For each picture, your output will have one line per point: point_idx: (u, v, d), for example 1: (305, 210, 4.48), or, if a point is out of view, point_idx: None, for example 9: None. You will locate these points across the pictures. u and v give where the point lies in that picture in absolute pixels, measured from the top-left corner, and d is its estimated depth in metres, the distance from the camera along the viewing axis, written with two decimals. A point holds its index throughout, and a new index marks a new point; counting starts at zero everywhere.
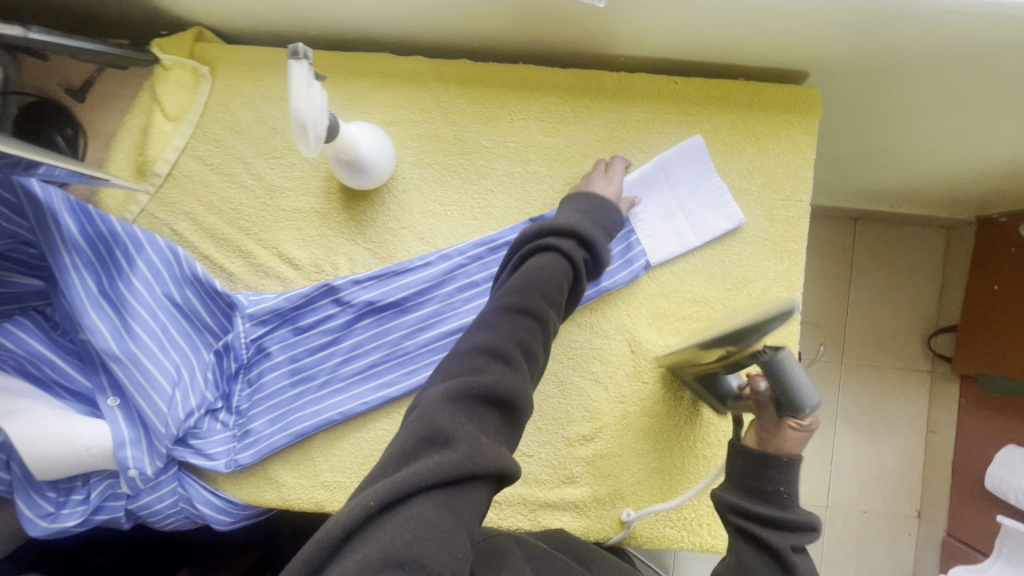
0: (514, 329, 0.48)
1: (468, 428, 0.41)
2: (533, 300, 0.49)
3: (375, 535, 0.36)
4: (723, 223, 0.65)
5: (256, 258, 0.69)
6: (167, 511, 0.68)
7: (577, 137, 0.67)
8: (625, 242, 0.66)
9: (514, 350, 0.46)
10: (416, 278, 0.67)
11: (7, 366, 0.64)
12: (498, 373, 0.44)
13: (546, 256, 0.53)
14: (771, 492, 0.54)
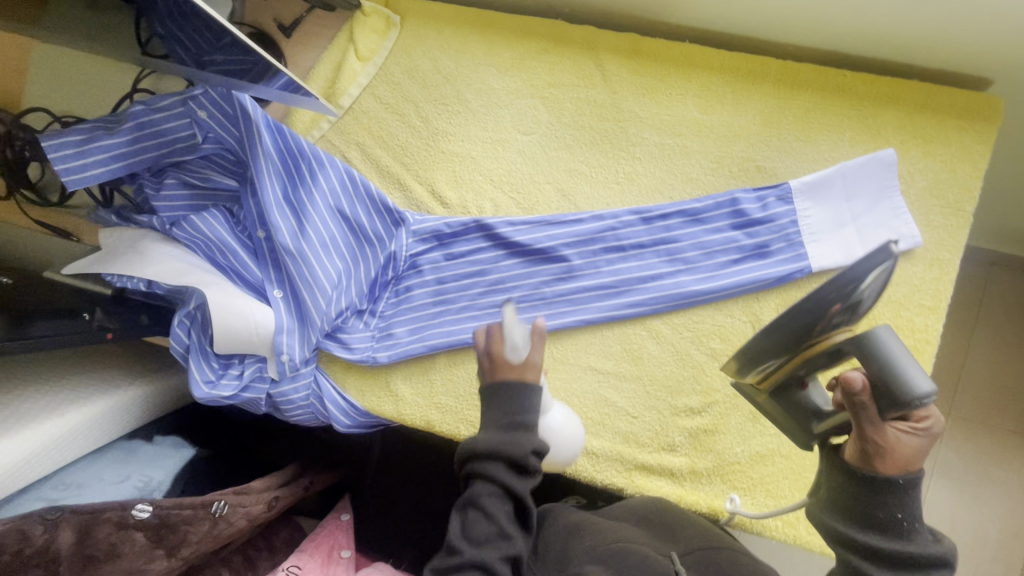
0: (485, 489, 0.56)
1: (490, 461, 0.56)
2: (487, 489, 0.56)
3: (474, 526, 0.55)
4: (895, 242, 0.64)
5: (412, 192, 0.76)
6: (300, 402, 0.75)
7: (732, 117, 0.68)
8: (787, 241, 0.66)
9: (487, 502, 0.55)
10: (570, 231, 0.71)
11: (200, 249, 0.75)
12: (490, 502, 0.55)
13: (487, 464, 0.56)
14: (887, 518, 0.48)
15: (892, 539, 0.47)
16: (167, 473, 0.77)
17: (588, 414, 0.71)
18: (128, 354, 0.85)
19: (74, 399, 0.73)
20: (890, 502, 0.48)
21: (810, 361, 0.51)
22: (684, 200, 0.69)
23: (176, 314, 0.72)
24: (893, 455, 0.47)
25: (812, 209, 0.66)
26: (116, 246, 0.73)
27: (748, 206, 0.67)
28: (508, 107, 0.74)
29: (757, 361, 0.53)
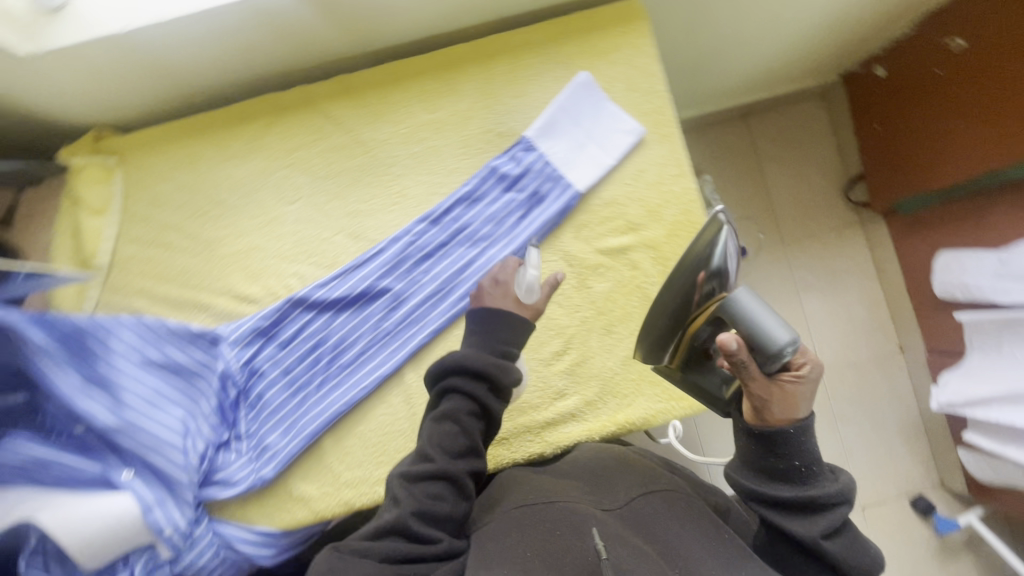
0: (463, 408, 0.60)
1: (459, 388, 0.60)
2: (462, 403, 0.60)
3: (444, 437, 0.59)
4: (626, 138, 0.75)
5: (216, 307, 0.74)
6: (210, 565, 0.70)
7: (456, 104, 0.75)
8: (551, 179, 0.75)
9: (463, 419, 0.59)
10: (376, 264, 0.74)
11: (16, 480, 0.66)
12: (465, 422, 0.59)
13: (467, 381, 0.60)
14: (784, 467, 0.53)
15: (794, 486, 0.53)
16: None
17: None
18: None
19: None
20: (781, 452, 0.53)
21: (698, 331, 0.59)
22: (455, 189, 0.75)
23: (20, 561, 0.63)
24: (779, 405, 0.52)
25: (554, 144, 0.75)
26: None
27: (505, 168, 0.75)
28: (266, 189, 0.76)
29: (654, 334, 0.62)
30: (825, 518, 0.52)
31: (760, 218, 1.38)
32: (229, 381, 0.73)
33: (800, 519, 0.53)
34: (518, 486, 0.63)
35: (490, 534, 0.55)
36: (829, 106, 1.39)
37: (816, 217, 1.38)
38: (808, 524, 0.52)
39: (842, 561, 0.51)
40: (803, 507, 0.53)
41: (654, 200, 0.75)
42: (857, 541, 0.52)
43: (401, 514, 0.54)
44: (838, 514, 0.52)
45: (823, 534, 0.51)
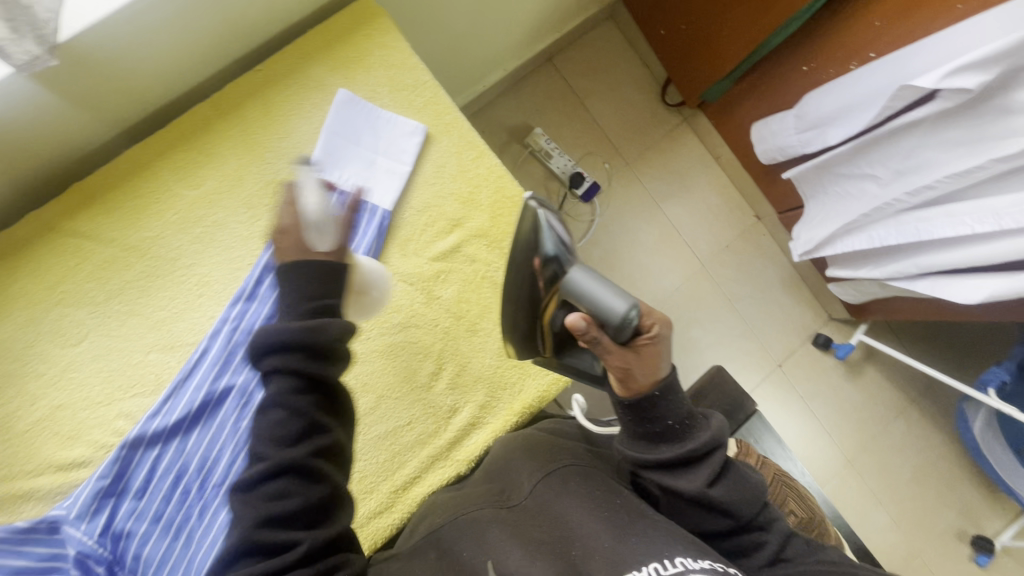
0: (294, 386, 0.47)
1: (280, 365, 0.47)
2: (291, 380, 0.47)
3: (276, 434, 0.46)
4: (413, 139, 0.72)
5: (37, 489, 0.63)
6: None
7: (221, 168, 0.69)
8: (354, 207, 0.71)
9: (298, 402, 0.46)
10: (207, 366, 0.66)
11: None
12: (301, 404, 0.47)
13: (288, 350, 0.47)
14: (659, 429, 0.56)
15: (673, 443, 0.56)
16: None
17: (382, 460, 0.70)
18: None
19: None
20: (654, 417, 0.55)
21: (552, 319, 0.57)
22: (260, 256, 0.68)
23: None
24: (642, 369, 0.55)
25: (344, 171, 0.70)
26: None
27: None
28: (44, 338, 0.65)
29: (513, 330, 0.61)
30: (706, 468, 0.55)
31: (597, 150, 1.42)
32: (92, 560, 0.59)
33: (684, 472, 0.55)
34: (438, 504, 0.64)
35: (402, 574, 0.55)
36: (613, 27, 1.45)
37: (644, 131, 1.44)
38: (692, 478, 0.55)
39: (731, 502, 0.55)
40: (685, 463, 0.55)
41: (464, 189, 0.73)
42: (739, 477, 0.56)
43: (240, 533, 0.43)
44: (716, 457, 0.56)
45: (708, 483, 0.55)
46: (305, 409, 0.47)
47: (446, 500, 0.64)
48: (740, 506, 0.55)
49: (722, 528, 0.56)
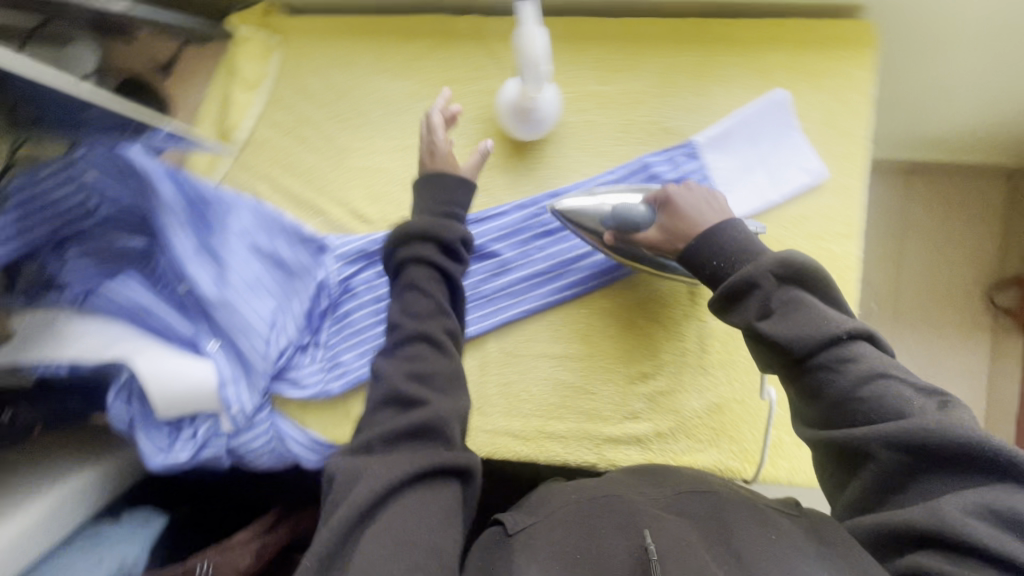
0: (421, 298, 0.57)
1: (411, 299, 0.57)
2: (412, 303, 0.57)
3: (399, 420, 0.51)
4: (802, 178, 0.66)
5: (331, 215, 0.74)
6: (263, 449, 0.74)
7: (630, 84, 0.69)
8: None
9: (432, 331, 0.55)
10: (495, 226, 0.71)
11: (124, 318, 0.71)
12: (426, 354, 0.54)
13: (417, 269, 0.58)
14: (720, 270, 0.58)
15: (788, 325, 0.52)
16: (140, 548, 0.77)
17: (549, 401, 0.72)
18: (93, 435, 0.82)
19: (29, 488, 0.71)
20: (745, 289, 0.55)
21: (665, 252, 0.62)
22: (600, 175, 0.69)
23: (110, 390, 0.69)
24: (717, 253, 0.58)
25: (720, 161, 0.67)
26: (25, 330, 0.68)
27: (660, 169, 0.68)
28: (410, 112, 0.72)
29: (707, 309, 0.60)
30: (784, 325, 0.52)
31: None
32: (325, 291, 0.73)
33: (778, 327, 0.52)
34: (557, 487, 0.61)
35: (537, 529, 0.54)
36: (1014, 188, 1.05)
37: (935, 326, 1.07)
38: (800, 338, 0.51)
39: (796, 338, 0.51)
40: (808, 336, 0.51)
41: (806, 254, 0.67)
42: (807, 321, 0.52)
43: (382, 385, 0.54)
44: (791, 322, 0.52)
45: (790, 356, 0.52)
46: (429, 350, 0.55)
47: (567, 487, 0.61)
48: (817, 354, 0.51)
49: (820, 407, 0.51)
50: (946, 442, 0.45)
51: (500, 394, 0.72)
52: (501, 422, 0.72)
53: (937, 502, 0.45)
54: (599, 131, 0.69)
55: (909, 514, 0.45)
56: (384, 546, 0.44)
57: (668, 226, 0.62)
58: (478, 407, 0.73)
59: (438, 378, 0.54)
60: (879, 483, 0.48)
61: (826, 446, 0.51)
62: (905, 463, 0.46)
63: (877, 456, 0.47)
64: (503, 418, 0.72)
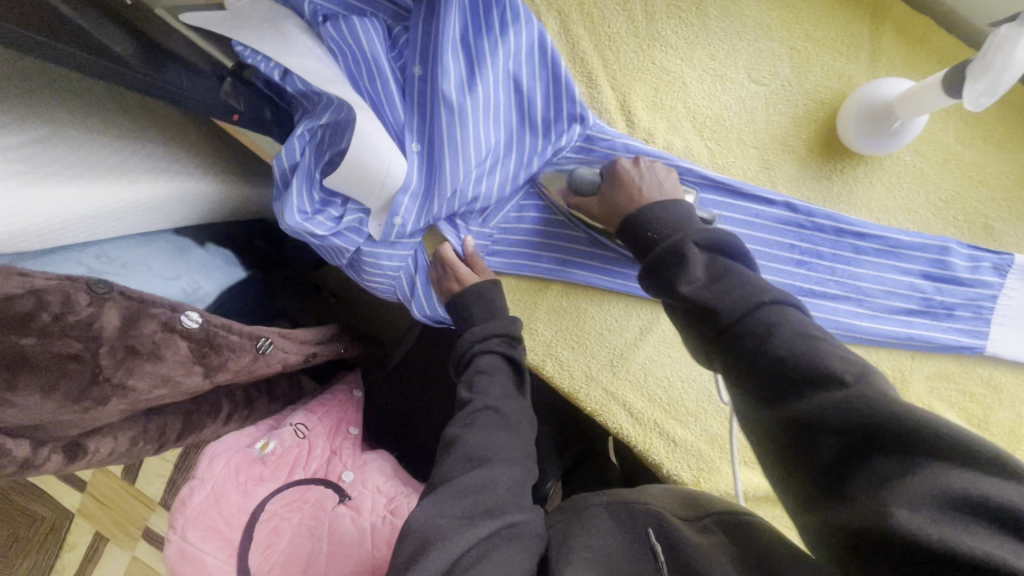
0: (504, 391, 0.58)
1: (488, 392, 0.58)
2: (487, 386, 0.58)
3: (479, 472, 0.51)
4: None
5: (600, 93, 0.65)
6: (388, 273, 0.69)
7: (988, 160, 0.60)
8: (973, 312, 0.60)
9: (499, 403, 0.57)
10: (755, 212, 0.62)
11: (346, 64, 0.62)
12: (493, 422, 0.56)
13: (488, 355, 0.60)
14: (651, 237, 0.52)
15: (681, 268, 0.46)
16: (215, 286, 0.71)
17: (683, 401, 0.67)
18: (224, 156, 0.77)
19: (156, 165, 0.66)
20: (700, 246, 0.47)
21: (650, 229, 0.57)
22: (890, 228, 0.61)
23: (300, 124, 0.60)
24: (657, 223, 0.52)
25: (1019, 292, 0.59)
26: (251, 14, 0.60)
27: (956, 262, 0.60)
28: (750, 42, 0.62)
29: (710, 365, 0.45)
30: (708, 293, 0.43)
31: None
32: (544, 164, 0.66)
33: (709, 283, 0.44)
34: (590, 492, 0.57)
35: (573, 528, 0.50)
36: None
37: None
38: (711, 289, 0.43)
39: (719, 306, 0.42)
40: (726, 291, 0.43)
41: None
42: (740, 284, 0.43)
43: (456, 457, 0.53)
44: (721, 288, 0.43)
45: (718, 324, 0.42)
46: (493, 431, 0.55)
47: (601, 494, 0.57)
48: (745, 319, 0.41)
49: (751, 379, 0.40)
50: (883, 417, 0.33)
51: (643, 366, 0.67)
52: (626, 392, 0.67)
53: (883, 494, 0.32)
54: (924, 186, 0.60)
55: (865, 514, 0.32)
56: (479, 521, 0.47)
57: (610, 199, 0.61)
58: (615, 364, 0.67)
59: (516, 402, 0.59)
60: (837, 473, 0.35)
61: (783, 431, 0.38)
62: (851, 447, 0.34)
63: (834, 434, 0.35)
64: (630, 390, 0.67)
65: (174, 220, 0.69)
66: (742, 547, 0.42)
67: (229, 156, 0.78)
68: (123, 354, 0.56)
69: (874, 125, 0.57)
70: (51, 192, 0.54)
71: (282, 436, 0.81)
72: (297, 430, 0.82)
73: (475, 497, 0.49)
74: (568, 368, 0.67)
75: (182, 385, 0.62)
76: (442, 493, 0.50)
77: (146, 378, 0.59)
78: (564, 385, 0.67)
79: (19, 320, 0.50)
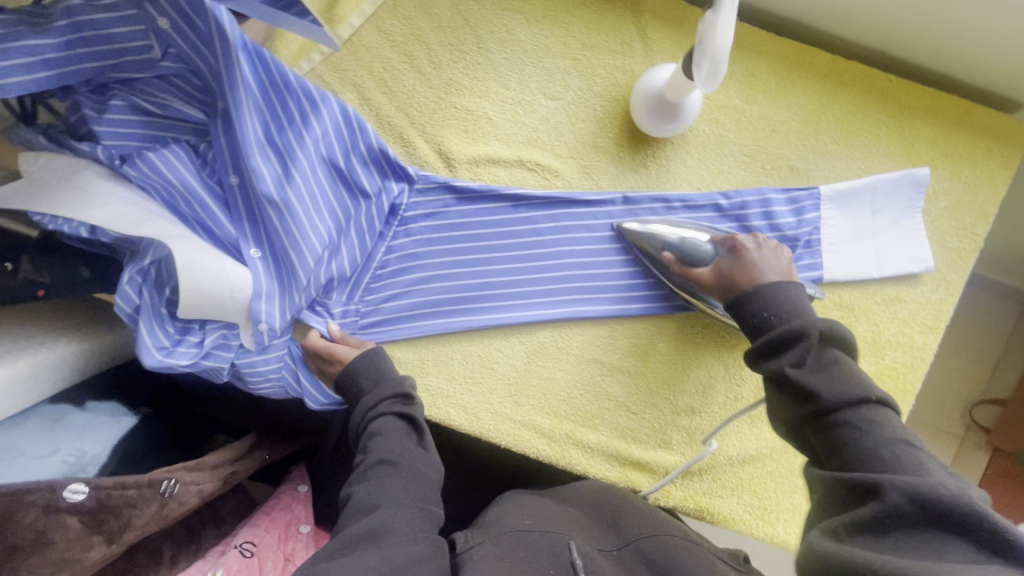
0: (402, 446, 0.58)
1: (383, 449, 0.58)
2: (380, 444, 0.58)
3: (364, 522, 0.52)
4: (910, 264, 0.64)
5: (416, 148, 0.67)
6: (270, 375, 0.68)
7: (773, 110, 0.64)
8: (805, 247, 0.64)
9: (390, 456, 0.57)
10: (588, 215, 0.66)
11: (161, 195, 0.62)
12: (385, 477, 0.56)
13: (381, 417, 0.61)
14: (758, 319, 0.54)
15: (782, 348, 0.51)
16: (104, 445, 0.69)
17: (586, 408, 0.68)
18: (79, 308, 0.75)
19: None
20: (783, 308, 0.53)
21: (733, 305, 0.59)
22: (712, 194, 0.65)
23: (126, 268, 0.59)
24: (767, 306, 0.54)
25: (835, 219, 0.64)
26: (44, 178, 0.59)
27: (778, 208, 0.64)
28: (534, 64, 0.66)
29: (777, 423, 0.51)
30: (817, 378, 0.48)
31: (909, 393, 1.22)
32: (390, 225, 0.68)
33: (815, 372, 0.48)
34: (511, 509, 0.61)
35: (487, 554, 0.54)
36: None
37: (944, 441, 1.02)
38: (817, 373, 0.48)
39: (828, 390, 0.47)
40: (835, 385, 0.47)
41: (889, 335, 0.65)
42: (842, 380, 0.47)
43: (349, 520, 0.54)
44: (824, 376, 0.48)
45: (815, 402, 0.47)
46: (384, 483, 0.55)
47: (519, 506, 0.62)
48: (845, 410, 0.46)
49: (834, 454, 0.45)
50: (969, 513, 0.37)
51: (539, 387, 0.68)
52: (532, 416, 0.69)
53: (941, 565, 0.36)
54: (728, 148, 0.65)
55: (900, 562, 0.37)
56: (372, 559, 0.49)
57: (724, 269, 0.60)
58: (514, 394, 0.69)
59: (414, 453, 0.58)
60: (860, 524, 0.40)
61: (847, 485, 0.43)
62: (921, 518, 0.39)
63: (886, 504, 0.40)
64: (535, 413, 0.68)
65: (39, 395, 0.67)
66: (649, 568, 0.55)
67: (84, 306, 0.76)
68: (3, 555, 0.55)
69: (660, 114, 0.61)
70: None
71: (226, 563, 0.79)
72: (243, 550, 0.81)
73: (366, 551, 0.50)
74: (471, 412, 0.68)
75: (83, 561, 0.60)
76: (333, 546, 0.51)
77: (39, 569, 0.58)
78: (472, 429, 0.68)
79: None
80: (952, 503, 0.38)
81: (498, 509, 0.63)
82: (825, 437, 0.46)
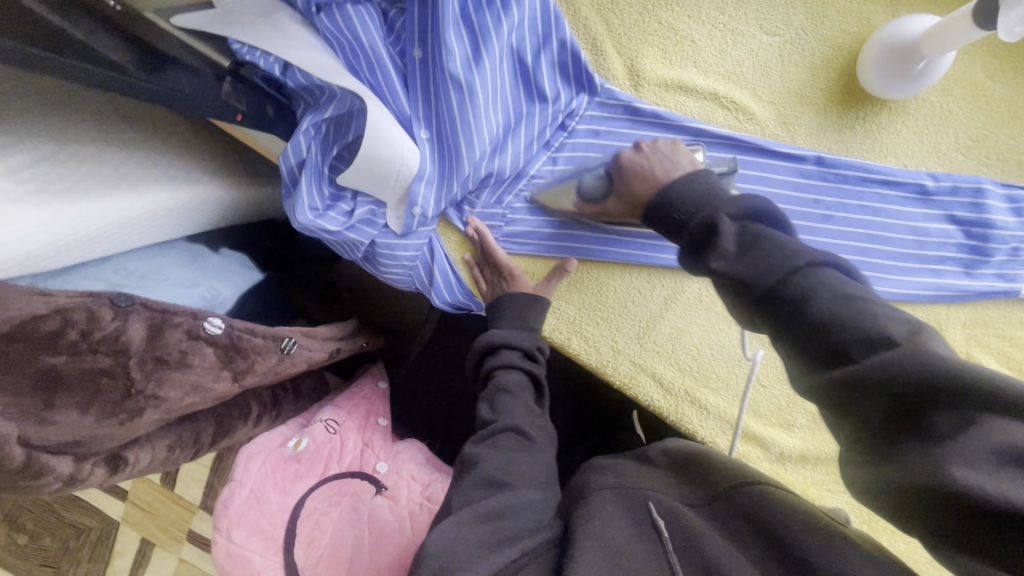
0: (530, 412, 0.61)
1: (512, 416, 0.59)
2: (509, 407, 0.60)
3: (494, 499, 0.52)
4: None
5: (606, 59, 0.63)
6: (405, 262, 0.67)
7: (1016, 94, 0.57)
8: (1005, 253, 0.59)
9: (523, 425, 0.59)
10: (783, 168, 0.60)
11: (344, 54, 0.60)
12: (512, 445, 0.57)
13: (507, 372, 0.62)
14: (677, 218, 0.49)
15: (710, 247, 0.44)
16: (234, 292, 0.71)
17: (712, 368, 0.66)
18: (228, 156, 0.76)
19: (165, 175, 0.65)
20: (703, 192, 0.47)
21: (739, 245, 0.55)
22: (922, 175, 0.58)
23: (304, 118, 0.58)
24: (692, 202, 0.48)
25: None
26: (245, 11, 0.58)
27: (991, 205, 0.58)
28: None
29: (743, 321, 0.44)
30: (744, 263, 0.41)
31: None
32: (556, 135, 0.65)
33: (739, 258, 0.42)
34: (595, 470, 0.59)
35: (582, 514, 0.51)
36: None
37: None
38: (748, 262, 0.41)
39: (755, 274, 0.40)
40: (756, 271, 0.40)
41: None
42: (774, 255, 0.40)
43: (469, 488, 0.54)
44: (749, 262, 0.41)
45: (758, 293, 0.40)
46: (514, 452, 0.57)
47: (606, 466, 0.60)
48: (782, 287, 0.39)
49: (788, 348, 0.40)
50: (936, 378, 0.33)
51: (669, 336, 0.66)
52: (653, 364, 0.66)
53: (942, 454, 0.32)
54: (953, 128, 0.58)
55: (909, 475, 0.33)
56: (500, 534, 0.49)
57: (623, 188, 0.59)
58: (641, 337, 0.66)
59: (537, 420, 0.61)
60: (866, 439, 0.36)
61: (827, 392, 0.37)
62: (907, 405, 0.34)
63: (868, 412, 0.35)
64: (658, 361, 0.66)
65: (186, 227, 0.69)
66: (749, 519, 0.48)
67: (234, 155, 0.77)
68: (151, 364, 0.56)
69: (893, 72, 0.55)
70: (60, 207, 0.53)
71: (313, 432, 0.81)
72: (328, 425, 0.83)
73: (486, 520, 0.50)
74: (593, 345, 0.66)
75: (211, 391, 0.62)
76: (461, 515, 0.50)
77: (178, 388, 0.59)
78: (591, 362, 0.66)
79: (47, 339, 0.50)
80: (925, 379, 0.33)
81: (592, 474, 0.59)
82: (771, 327, 0.41)
